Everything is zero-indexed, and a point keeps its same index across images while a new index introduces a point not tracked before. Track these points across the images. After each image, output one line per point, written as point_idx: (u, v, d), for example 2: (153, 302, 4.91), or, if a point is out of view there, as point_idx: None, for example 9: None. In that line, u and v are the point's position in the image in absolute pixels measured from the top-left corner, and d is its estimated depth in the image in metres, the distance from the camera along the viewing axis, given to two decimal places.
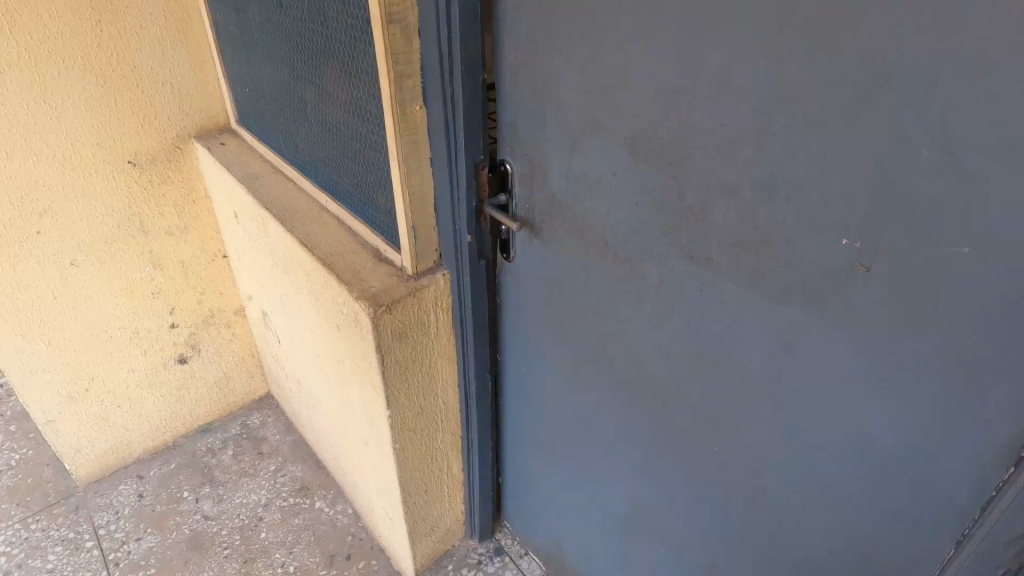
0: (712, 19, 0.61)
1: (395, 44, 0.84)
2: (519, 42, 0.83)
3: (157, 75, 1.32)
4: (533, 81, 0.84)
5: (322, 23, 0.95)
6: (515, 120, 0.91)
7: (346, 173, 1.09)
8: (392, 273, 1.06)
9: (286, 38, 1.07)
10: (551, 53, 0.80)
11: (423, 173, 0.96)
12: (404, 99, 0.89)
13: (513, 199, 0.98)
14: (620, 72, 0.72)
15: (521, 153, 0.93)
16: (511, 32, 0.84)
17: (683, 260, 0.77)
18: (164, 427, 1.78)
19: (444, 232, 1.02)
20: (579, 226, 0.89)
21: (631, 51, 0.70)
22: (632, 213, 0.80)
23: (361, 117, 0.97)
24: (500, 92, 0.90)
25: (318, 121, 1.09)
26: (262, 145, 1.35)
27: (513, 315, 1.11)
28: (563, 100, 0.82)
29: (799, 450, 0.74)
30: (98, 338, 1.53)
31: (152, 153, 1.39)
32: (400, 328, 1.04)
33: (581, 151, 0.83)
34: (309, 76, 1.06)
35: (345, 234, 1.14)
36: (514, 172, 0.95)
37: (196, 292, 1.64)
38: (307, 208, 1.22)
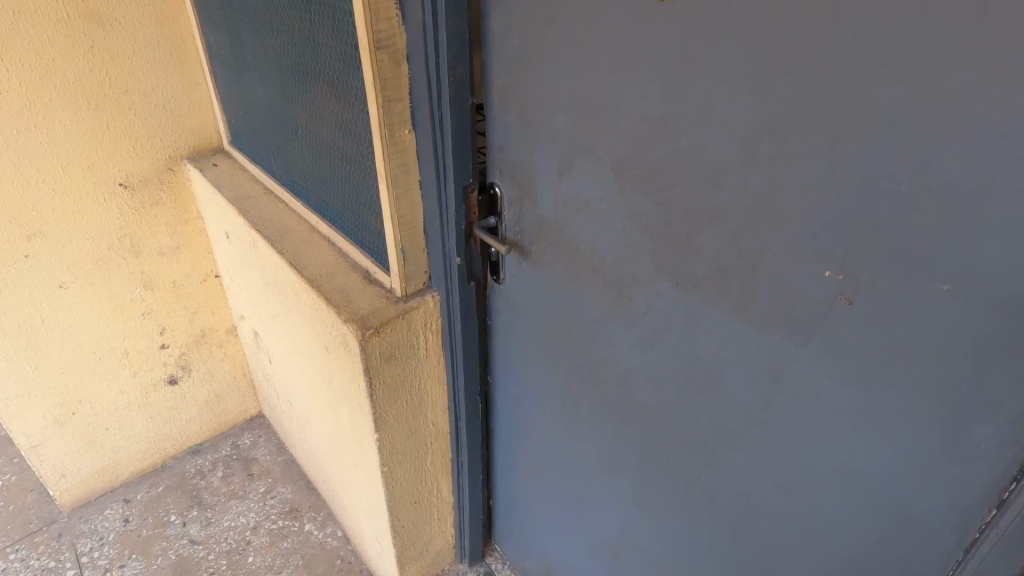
0: (696, 51, 0.62)
1: (384, 69, 0.84)
2: (508, 69, 0.84)
3: (149, 98, 1.32)
4: (521, 107, 0.85)
5: (312, 47, 0.96)
6: (504, 145, 0.92)
7: (337, 194, 1.09)
8: (381, 295, 1.05)
9: (278, 61, 1.08)
10: (539, 80, 0.80)
11: (412, 196, 0.96)
12: (393, 123, 0.89)
13: (503, 221, 0.98)
14: (606, 98, 0.73)
15: (511, 178, 0.93)
16: (500, 58, 0.84)
17: (670, 286, 0.77)
18: (153, 449, 1.76)
19: (434, 255, 1.02)
20: (568, 250, 0.89)
21: (618, 81, 0.71)
22: (619, 239, 0.80)
23: (351, 139, 0.98)
24: (489, 116, 0.91)
25: (309, 146, 1.10)
26: (254, 166, 1.35)
27: (503, 336, 1.11)
28: (551, 126, 0.82)
29: (786, 477, 0.74)
30: (87, 360, 1.52)
31: (144, 174, 1.39)
32: (389, 350, 1.03)
33: (569, 177, 0.83)
34: (299, 98, 1.07)
35: (335, 255, 1.14)
36: (503, 195, 0.96)
37: (187, 312, 1.63)
38: (298, 229, 1.22)
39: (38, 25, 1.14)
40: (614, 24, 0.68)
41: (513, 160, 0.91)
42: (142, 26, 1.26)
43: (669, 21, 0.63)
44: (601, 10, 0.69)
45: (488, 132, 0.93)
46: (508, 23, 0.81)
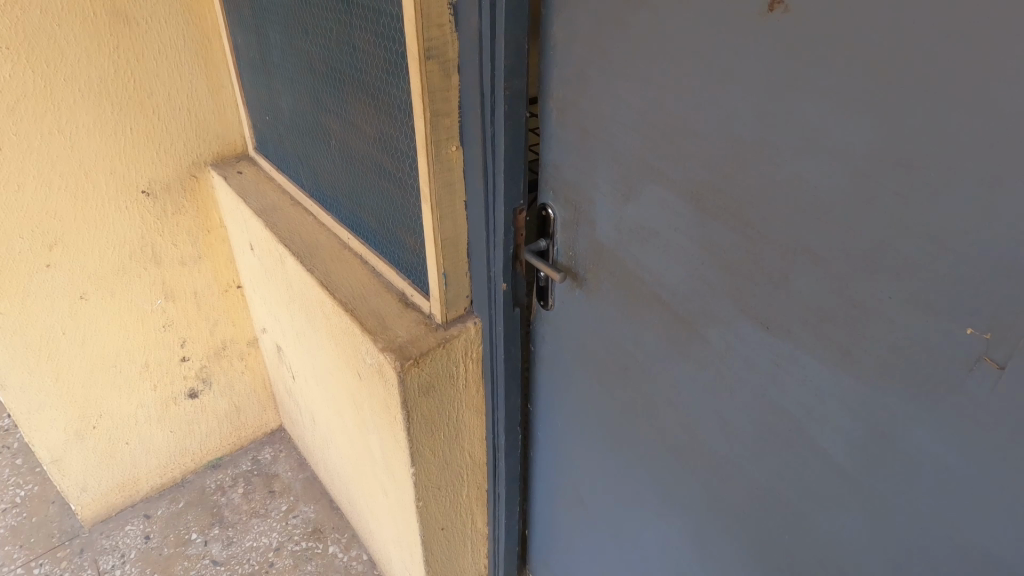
0: (804, 69, 0.53)
1: (433, 81, 0.76)
2: (569, 79, 0.76)
3: (173, 102, 1.24)
4: (582, 123, 0.77)
5: (350, 53, 0.88)
6: (560, 163, 0.83)
7: (371, 210, 1.01)
8: (419, 321, 0.98)
9: (311, 66, 1.00)
10: (606, 93, 0.72)
11: (456, 217, 0.88)
12: (440, 139, 0.81)
13: (554, 244, 0.90)
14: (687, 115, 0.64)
15: (566, 198, 0.85)
16: (559, 70, 0.76)
17: (754, 328, 0.68)
18: (173, 463, 1.71)
19: (478, 280, 0.94)
20: (630, 281, 0.81)
21: (700, 99, 0.62)
22: (694, 272, 0.72)
23: (390, 154, 0.90)
24: (543, 132, 0.83)
25: (343, 157, 1.02)
26: (280, 175, 1.28)
27: (548, 366, 1.03)
28: (618, 144, 0.74)
29: (888, 553, 0.64)
30: (107, 373, 1.46)
31: (168, 181, 1.32)
32: (428, 381, 0.96)
33: (636, 200, 0.75)
34: (333, 107, 0.99)
35: (368, 275, 1.06)
36: (556, 217, 0.88)
37: (209, 323, 1.55)
38: (327, 244, 1.14)
39: (61, 25, 1.08)
40: (703, 30, 0.59)
41: (571, 178, 0.82)
42: (167, 26, 1.18)
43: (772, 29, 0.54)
44: (688, 16, 0.60)
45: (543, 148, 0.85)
46: (572, 29, 0.72)
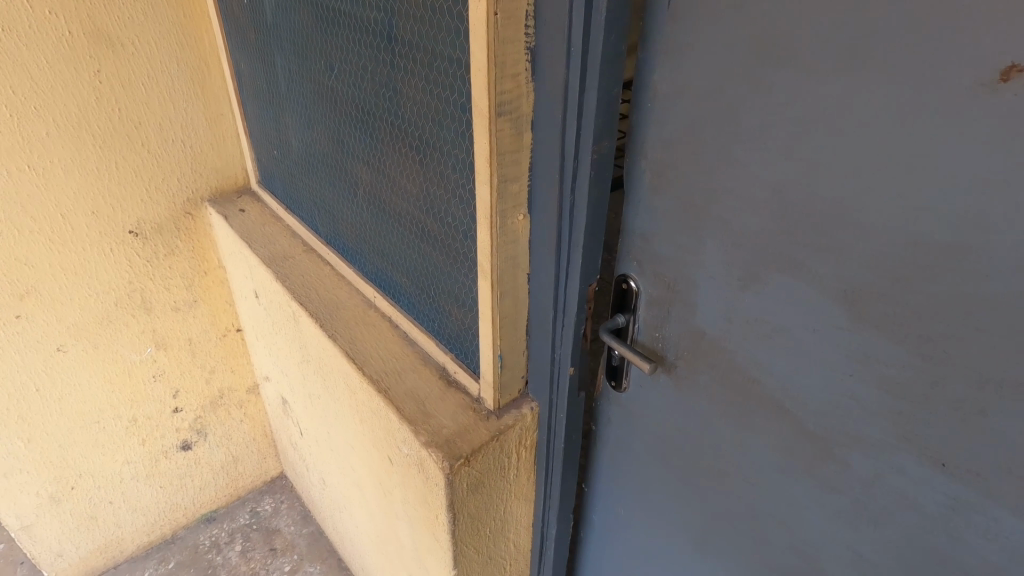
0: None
1: (503, 142, 0.62)
2: (680, 137, 0.62)
3: (166, 132, 1.08)
4: (686, 191, 0.64)
5: (389, 98, 0.73)
6: (649, 233, 0.70)
7: (407, 273, 0.87)
8: (465, 406, 0.83)
9: (335, 106, 0.84)
10: (730, 160, 0.58)
11: (518, 293, 0.74)
12: (506, 208, 0.66)
13: (634, 323, 0.76)
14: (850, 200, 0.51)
15: (657, 272, 0.71)
16: (661, 128, 0.64)
17: (919, 464, 0.54)
18: (162, 520, 1.54)
19: (538, 360, 0.80)
20: (738, 379, 0.67)
21: (872, 184, 0.48)
22: (839, 388, 0.57)
23: (437, 216, 0.75)
24: (630, 195, 0.70)
25: (374, 211, 0.87)
26: (291, 217, 1.12)
27: (611, 451, 0.89)
28: (739, 221, 0.60)
29: None
30: (88, 431, 1.29)
31: (158, 221, 1.15)
32: (477, 479, 0.81)
33: (757, 289, 0.61)
34: (364, 154, 0.84)
35: (402, 344, 0.92)
36: (638, 292, 0.74)
37: (205, 370, 1.37)
38: (351, 303, 0.99)
39: (31, 47, 0.90)
40: (887, 100, 0.46)
41: (668, 251, 0.69)
42: (158, 48, 1.01)
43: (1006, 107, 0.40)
44: (868, 79, 0.46)
45: (630, 212, 0.71)
46: (691, 78, 0.59)
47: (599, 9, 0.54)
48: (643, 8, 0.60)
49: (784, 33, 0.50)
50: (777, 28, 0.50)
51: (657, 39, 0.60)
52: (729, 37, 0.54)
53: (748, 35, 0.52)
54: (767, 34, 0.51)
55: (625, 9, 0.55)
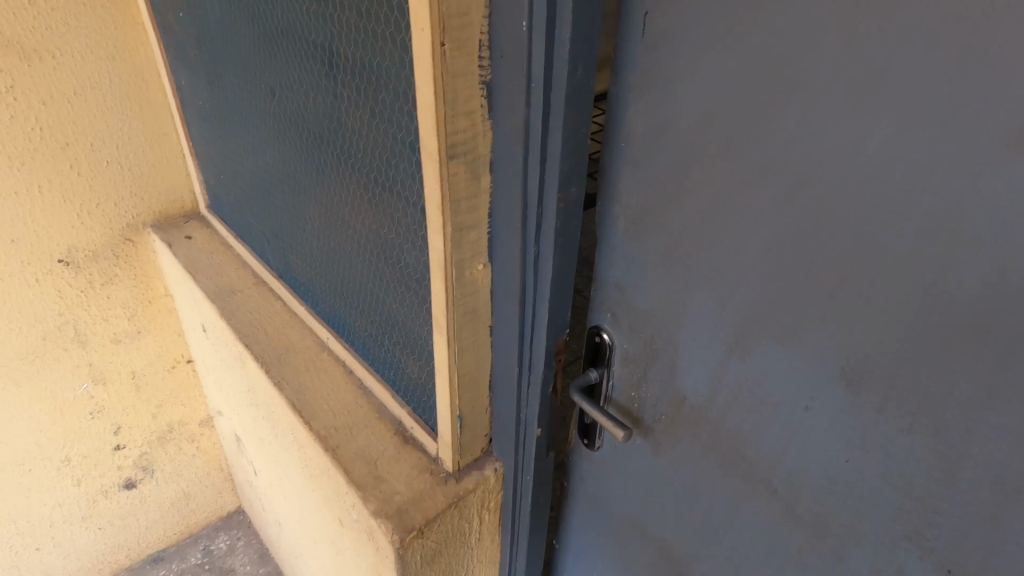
0: None
1: (457, 187, 0.54)
2: (661, 181, 0.55)
3: (99, 152, 0.97)
4: (665, 242, 0.57)
5: (335, 130, 0.65)
6: (624, 284, 0.63)
7: (361, 317, 0.78)
8: (422, 467, 0.75)
9: (280, 134, 0.76)
10: (717, 210, 0.51)
11: (479, 348, 0.66)
12: (463, 259, 0.59)
13: (607, 379, 0.69)
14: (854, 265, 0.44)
15: (633, 327, 0.64)
16: (637, 171, 0.57)
17: (927, 566, 0.47)
18: (104, 562, 1.42)
19: (502, 418, 0.72)
20: (718, 452, 0.59)
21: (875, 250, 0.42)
22: (832, 471, 0.50)
23: (390, 261, 0.67)
24: (604, 241, 0.63)
25: (325, 249, 0.79)
26: (243, 246, 1.03)
27: (581, 513, 0.81)
28: (728, 278, 0.53)
29: None
30: (14, 474, 1.17)
31: (93, 248, 1.04)
32: (434, 550, 0.73)
33: (746, 356, 0.54)
34: (311, 188, 0.75)
35: (355, 392, 0.83)
36: (613, 346, 0.67)
37: (152, 404, 1.27)
38: (302, 344, 0.90)
39: None
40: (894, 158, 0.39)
41: (646, 305, 0.62)
42: (86, 60, 0.91)
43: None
44: (878, 128, 0.40)
45: (606, 260, 0.64)
46: (674, 116, 0.52)
47: (563, 39, 0.47)
48: (620, 36, 0.53)
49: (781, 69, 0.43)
50: (770, 64, 0.44)
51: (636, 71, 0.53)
52: (716, 72, 0.47)
53: (737, 71, 0.46)
54: (759, 71, 0.44)
55: (597, 38, 0.48)
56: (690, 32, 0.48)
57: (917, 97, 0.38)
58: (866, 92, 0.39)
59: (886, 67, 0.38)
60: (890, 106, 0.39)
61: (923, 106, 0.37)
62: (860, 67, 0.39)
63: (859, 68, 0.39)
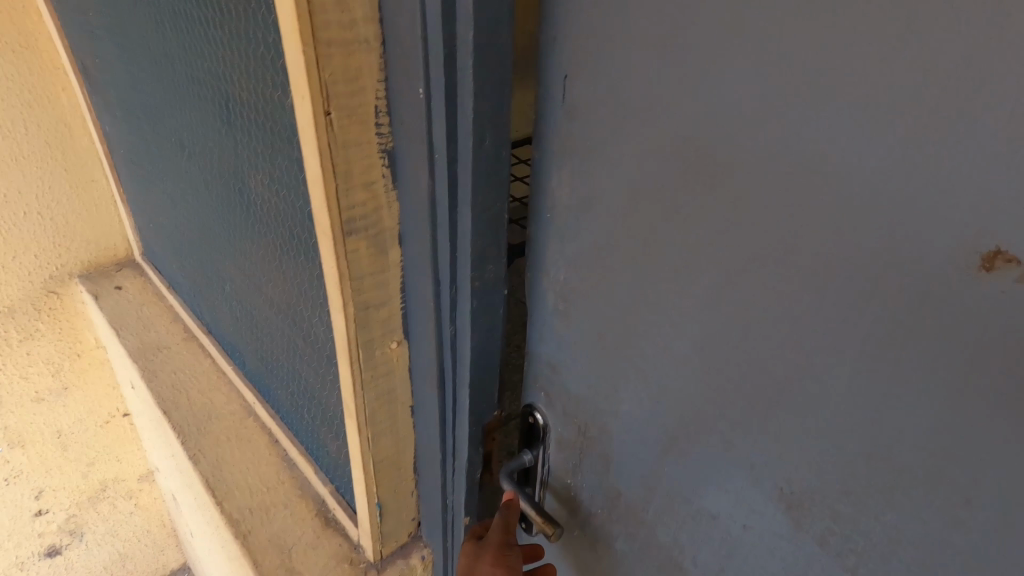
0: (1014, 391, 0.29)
1: (358, 263, 0.48)
2: (588, 258, 0.50)
3: (14, 203, 0.91)
4: (595, 323, 0.52)
5: (241, 191, 0.59)
6: (556, 363, 0.57)
7: (282, 385, 0.72)
8: (342, 555, 0.67)
9: (194, 188, 0.71)
10: (647, 296, 0.46)
11: (398, 430, 0.59)
12: (372, 339, 0.52)
13: (542, 462, 0.62)
14: (790, 372, 0.38)
15: (567, 409, 0.58)
16: (562, 244, 0.52)
17: None
18: None
19: (429, 503, 0.65)
20: (658, 555, 0.54)
21: (807, 358, 0.37)
22: None
23: (303, 332, 0.61)
24: (534, 313, 0.58)
25: (244, 311, 0.73)
26: (175, 298, 0.98)
27: None
28: (661, 369, 0.47)
29: None
30: None
31: (10, 303, 0.96)
32: None
33: (682, 456, 0.48)
34: (226, 247, 0.70)
35: (277, 465, 0.76)
36: (546, 427, 0.61)
37: (82, 462, 1.18)
38: (225, 409, 0.83)
39: None
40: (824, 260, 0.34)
41: (579, 388, 0.56)
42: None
43: (999, 294, 0.28)
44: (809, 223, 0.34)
45: (536, 335, 0.58)
46: (597, 191, 0.47)
47: (466, 109, 0.42)
48: (540, 102, 0.48)
49: (702, 151, 0.38)
50: (690, 147, 0.38)
51: (557, 140, 0.48)
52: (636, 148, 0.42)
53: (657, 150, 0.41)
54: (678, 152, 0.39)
55: (506, 109, 0.43)
56: (609, 103, 0.43)
57: (848, 197, 0.32)
58: (793, 186, 0.34)
59: (811, 161, 0.33)
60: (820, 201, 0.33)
61: (854, 206, 0.32)
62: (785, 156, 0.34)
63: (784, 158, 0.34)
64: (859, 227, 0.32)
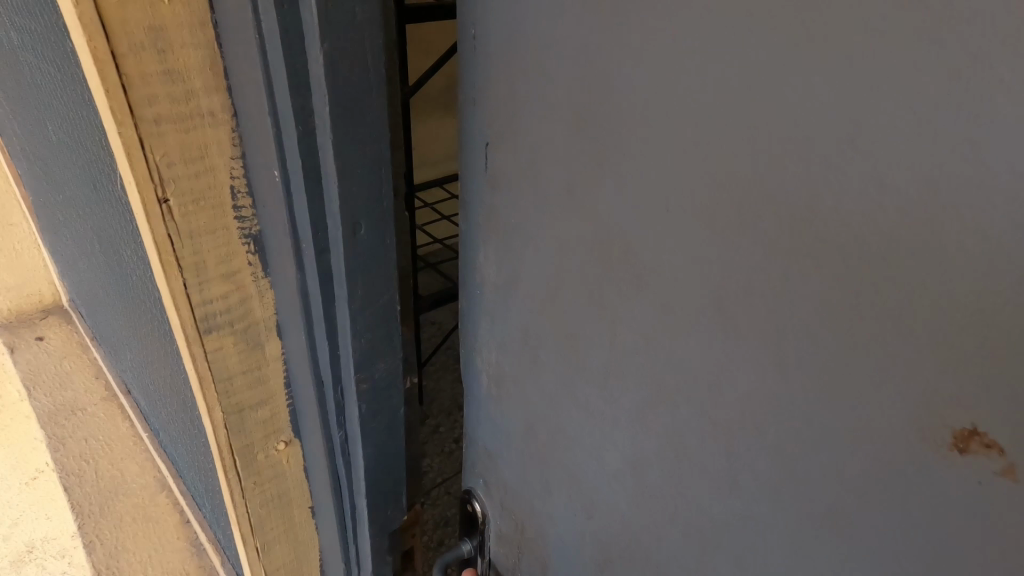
0: None
1: (225, 362, 0.41)
2: (512, 343, 0.42)
3: None
4: (525, 416, 0.44)
5: (123, 260, 0.53)
6: (493, 451, 0.49)
7: (189, 465, 0.65)
8: None
9: (93, 247, 0.64)
10: (571, 411, 0.38)
11: (297, 536, 0.52)
12: (252, 442, 0.45)
13: (483, 555, 0.55)
14: (724, 529, 0.30)
15: (505, 504, 0.50)
16: (490, 322, 0.44)
17: None
18: None
19: None
20: None
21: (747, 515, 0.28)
22: None
23: (193, 419, 0.54)
24: (471, 392, 0.50)
25: (150, 381, 0.66)
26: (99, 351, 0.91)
27: None
28: (590, 486, 0.39)
29: None
30: None
31: None
32: None
33: None
34: (125, 312, 0.63)
35: (185, 551, 0.68)
36: (485, 518, 0.53)
37: None
38: (135, 485, 0.75)
39: None
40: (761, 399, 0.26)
41: (515, 486, 0.48)
42: None
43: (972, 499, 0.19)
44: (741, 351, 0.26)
45: (472, 417, 0.51)
46: (516, 269, 0.39)
47: (332, 196, 0.35)
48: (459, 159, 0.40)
49: (616, 250, 0.30)
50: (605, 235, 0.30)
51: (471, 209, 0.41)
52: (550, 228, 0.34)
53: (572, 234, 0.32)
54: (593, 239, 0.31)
55: (385, 195, 0.37)
56: (518, 179, 0.36)
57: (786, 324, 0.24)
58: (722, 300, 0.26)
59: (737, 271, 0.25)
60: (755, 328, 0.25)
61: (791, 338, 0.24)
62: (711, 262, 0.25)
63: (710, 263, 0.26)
64: (794, 382, 0.24)
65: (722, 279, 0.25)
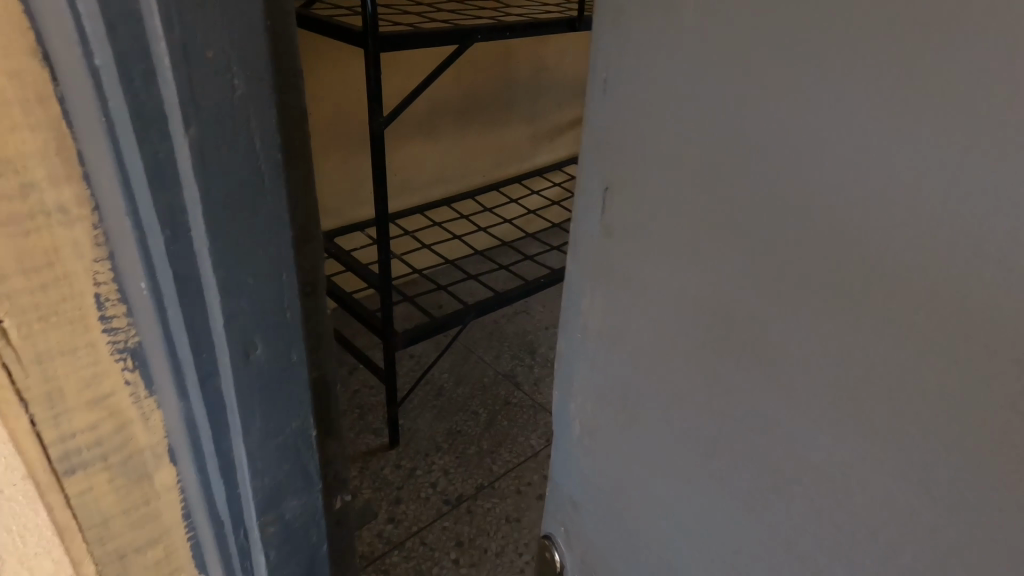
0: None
1: (69, 428, 0.46)
2: (613, 400, 0.56)
3: None
4: (609, 451, 0.59)
5: None
6: (579, 486, 0.64)
7: None
8: None
9: None
10: (684, 435, 0.50)
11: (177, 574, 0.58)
12: (110, 500, 0.50)
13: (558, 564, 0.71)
14: (821, 546, 0.42)
15: (588, 527, 0.65)
16: (579, 376, 0.59)
17: None
18: None
19: None
20: None
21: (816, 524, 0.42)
22: None
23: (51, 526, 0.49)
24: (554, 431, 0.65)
25: None
26: None
27: None
28: (673, 512, 0.53)
29: None
30: None
31: None
32: None
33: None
34: None
35: None
36: (558, 540, 0.70)
37: None
38: None
39: None
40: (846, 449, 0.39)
41: (598, 511, 0.62)
42: None
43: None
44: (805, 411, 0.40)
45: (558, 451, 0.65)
46: (619, 347, 0.53)
47: None
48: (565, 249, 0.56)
49: (722, 345, 0.44)
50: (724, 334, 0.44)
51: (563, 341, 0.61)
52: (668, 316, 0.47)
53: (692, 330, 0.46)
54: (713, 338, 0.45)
55: None
56: (628, 278, 0.50)
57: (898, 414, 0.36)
58: (825, 384, 0.39)
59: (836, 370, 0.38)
60: (844, 401, 0.38)
61: (888, 412, 0.36)
62: (823, 358, 0.38)
63: (819, 359, 0.39)
64: (872, 400, 0.37)
65: (820, 377, 0.39)
